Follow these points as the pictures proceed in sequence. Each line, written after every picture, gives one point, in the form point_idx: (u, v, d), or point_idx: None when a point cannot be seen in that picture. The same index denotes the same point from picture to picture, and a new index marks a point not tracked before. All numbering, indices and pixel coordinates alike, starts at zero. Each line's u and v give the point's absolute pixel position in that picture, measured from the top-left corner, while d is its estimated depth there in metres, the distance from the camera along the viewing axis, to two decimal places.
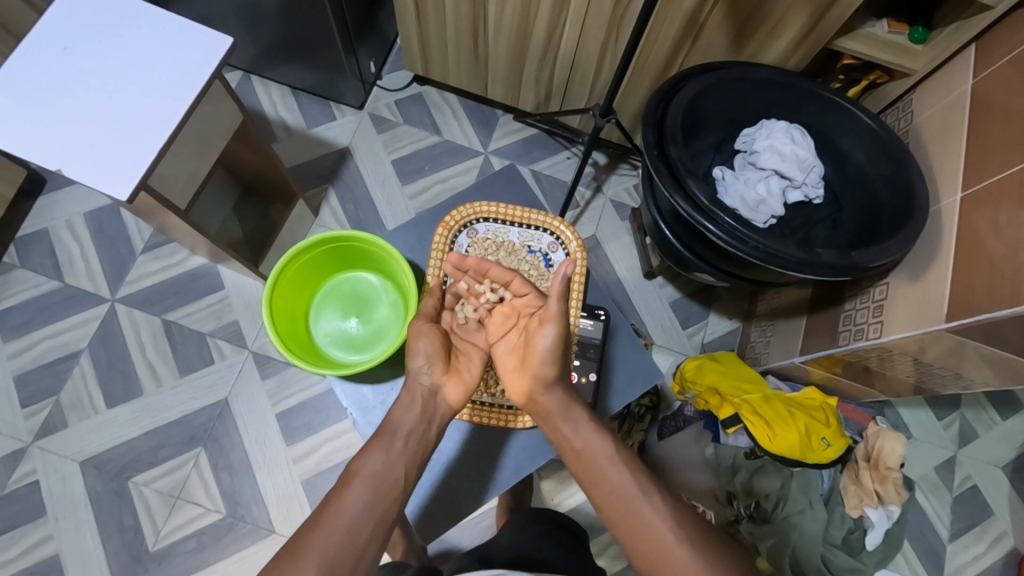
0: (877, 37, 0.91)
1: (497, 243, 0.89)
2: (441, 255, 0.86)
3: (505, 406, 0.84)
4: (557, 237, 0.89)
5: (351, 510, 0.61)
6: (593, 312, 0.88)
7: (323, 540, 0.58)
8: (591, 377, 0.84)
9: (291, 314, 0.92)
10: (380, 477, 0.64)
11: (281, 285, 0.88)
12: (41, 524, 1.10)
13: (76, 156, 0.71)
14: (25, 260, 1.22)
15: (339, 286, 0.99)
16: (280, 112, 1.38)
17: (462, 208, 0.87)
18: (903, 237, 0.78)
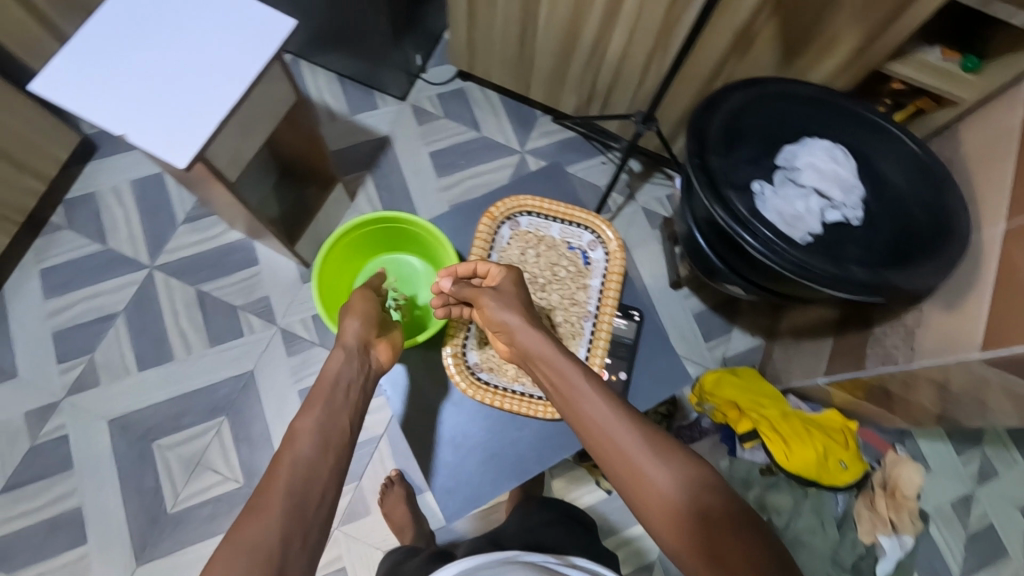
0: (928, 62, 0.91)
1: (538, 237, 0.91)
2: (484, 245, 0.88)
3: (534, 396, 0.86)
4: (597, 236, 0.91)
5: (296, 463, 0.57)
6: (628, 312, 0.90)
7: (267, 504, 0.52)
8: (621, 376, 0.85)
9: (337, 287, 0.95)
10: (322, 432, 0.61)
11: (331, 260, 0.91)
12: (67, 477, 1.14)
13: (139, 121, 0.74)
14: (71, 221, 1.27)
15: (384, 267, 1.02)
16: (325, 97, 1.41)
17: (506, 201, 0.89)
18: (939, 262, 0.79)
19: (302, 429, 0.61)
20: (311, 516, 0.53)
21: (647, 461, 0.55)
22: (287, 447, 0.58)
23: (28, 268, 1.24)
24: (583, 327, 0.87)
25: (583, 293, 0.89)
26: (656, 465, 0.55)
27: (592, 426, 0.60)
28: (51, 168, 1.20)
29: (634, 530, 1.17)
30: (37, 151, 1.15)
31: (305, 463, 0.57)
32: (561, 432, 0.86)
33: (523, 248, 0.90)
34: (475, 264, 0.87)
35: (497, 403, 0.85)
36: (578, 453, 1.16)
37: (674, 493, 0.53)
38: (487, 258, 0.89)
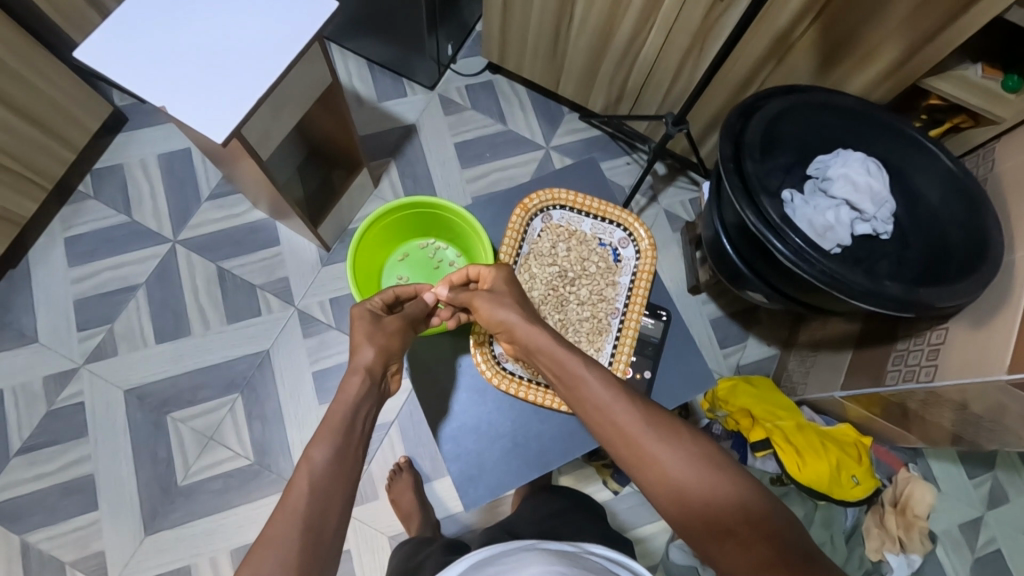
0: (968, 80, 0.89)
1: (570, 232, 0.91)
2: (515, 236, 0.87)
3: None
4: (629, 233, 0.90)
5: (312, 492, 0.54)
6: (655, 311, 0.88)
7: (282, 538, 0.50)
8: (646, 374, 0.85)
9: (368, 269, 0.96)
10: (335, 465, 0.58)
11: (365, 242, 0.92)
12: (82, 443, 1.15)
13: (179, 94, 0.74)
14: (98, 191, 1.28)
15: (414, 251, 1.03)
16: (354, 82, 1.41)
17: (541, 193, 0.88)
18: (974, 281, 0.77)
19: (316, 459, 0.57)
20: (326, 551, 0.52)
21: (654, 450, 0.56)
22: (299, 475, 0.56)
23: (53, 235, 1.25)
24: (611, 324, 0.88)
25: (611, 290, 0.90)
26: (667, 453, 0.56)
27: (603, 418, 0.61)
28: (81, 137, 1.21)
29: (639, 532, 1.17)
30: (69, 120, 1.16)
31: (317, 497, 0.54)
32: (575, 431, 0.85)
33: (555, 242, 0.90)
34: (507, 254, 0.87)
35: (522, 395, 0.85)
36: (588, 451, 1.17)
37: (682, 480, 0.54)
38: (519, 249, 0.88)
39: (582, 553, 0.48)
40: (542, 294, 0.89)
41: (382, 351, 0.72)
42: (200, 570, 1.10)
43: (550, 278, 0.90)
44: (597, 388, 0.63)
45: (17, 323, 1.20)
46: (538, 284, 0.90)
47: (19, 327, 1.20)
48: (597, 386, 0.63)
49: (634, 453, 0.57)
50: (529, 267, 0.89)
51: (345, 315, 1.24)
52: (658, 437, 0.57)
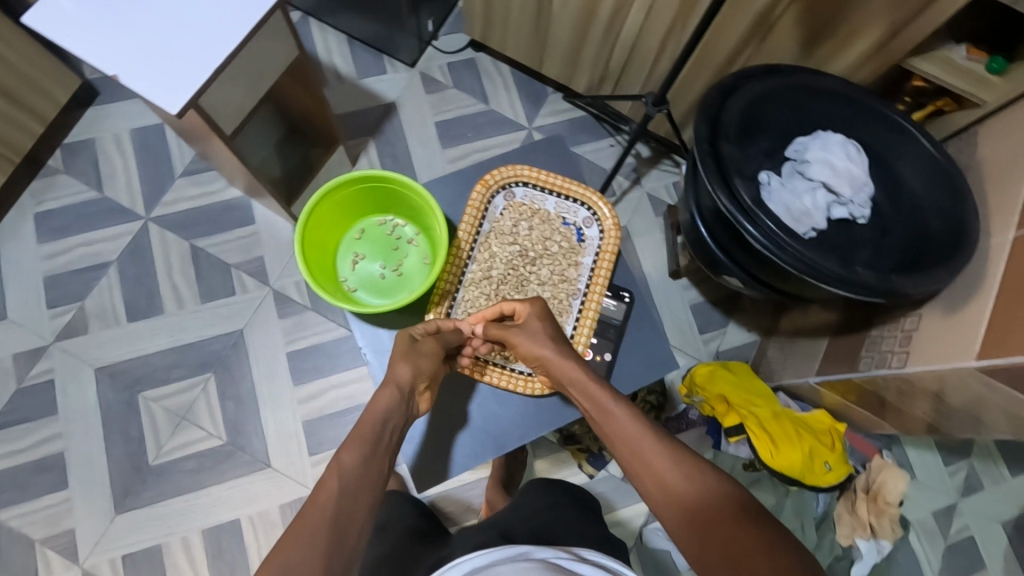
0: (953, 61, 0.87)
1: (533, 210, 0.90)
2: (476, 214, 0.87)
3: (515, 369, 0.88)
4: (593, 212, 0.89)
5: (338, 491, 0.54)
6: (618, 293, 0.87)
7: (313, 536, 0.48)
8: (606, 357, 0.84)
9: (321, 241, 0.93)
10: (364, 471, 0.57)
11: (320, 212, 0.88)
12: (52, 422, 1.14)
13: (134, 63, 0.72)
14: (69, 166, 1.25)
15: (372, 228, 1.00)
16: (334, 58, 1.38)
17: (503, 169, 0.87)
18: (949, 270, 0.76)
19: (346, 462, 0.57)
20: (351, 557, 0.50)
21: (668, 467, 0.57)
22: (329, 475, 0.55)
23: (24, 210, 1.23)
24: (572, 305, 0.87)
25: (572, 271, 0.89)
26: (673, 470, 0.56)
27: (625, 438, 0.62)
28: (51, 110, 1.18)
29: (611, 515, 1.17)
30: (36, 91, 1.13)
31: (345, 499, 0.53)
32: (547, 411, 0.88)
33: (517, 220, 0.89)
34: (465, 233, 0.86)
35: (478, 373, 0.87)
36: (563, 435, 1.17)
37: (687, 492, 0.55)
38: (479, 227, 0.88)
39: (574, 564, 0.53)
40: (502, 272, 0.89)
41: (419, 370, 0.72)
42: (173, 549, 1.10)
43: (511, 257, 0.90)
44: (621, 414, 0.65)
45: None
46: (498, 263, 0.89)
47: None
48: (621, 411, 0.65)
49: (649, 469, 0.58)
50: (490, 246, 0.89)
51: (321, 295, 1.22)
52: (671, 456, 0.58)
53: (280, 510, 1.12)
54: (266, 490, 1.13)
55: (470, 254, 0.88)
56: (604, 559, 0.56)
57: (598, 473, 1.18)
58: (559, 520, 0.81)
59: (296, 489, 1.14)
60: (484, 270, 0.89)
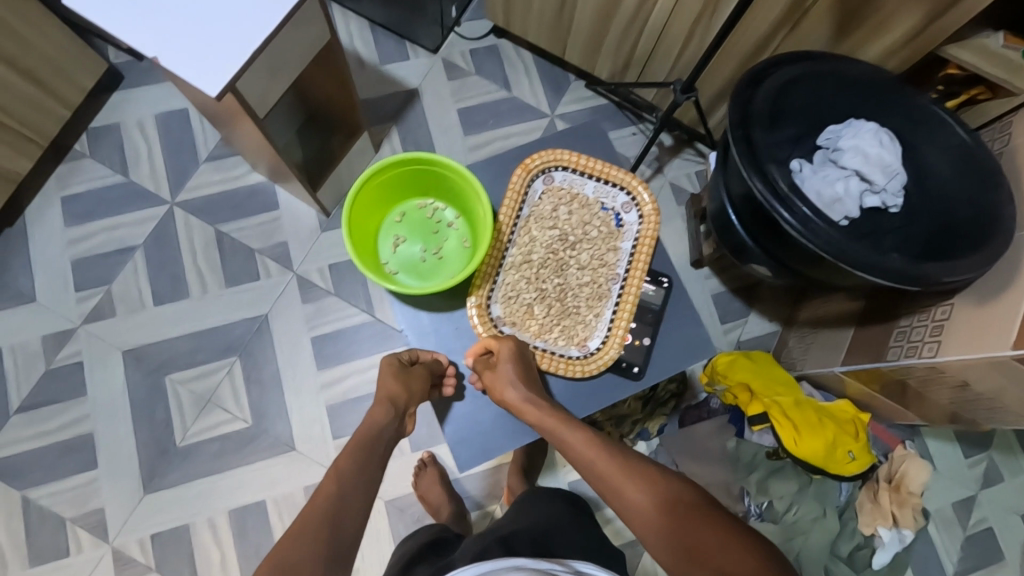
0: (989, 49, 0.85)
1: (572, 194, 0.90)
2: (516, 198, 0.87)
3: (556, 353, 0.85)
4: (632, 197, 0.89)
5: (332, 492, 0.61)
6: (657, 278, 0.89)
7: (312, 529, 0.56)
8: (645, 341, 0.86)
9: (364, 224, 0.93)
10: (358, 474, 0.64)
11: (363, 196, 0.88)
12: (81, 403, 1.15)
13: (173, 45, 0.72)
14: (94, 150, 1.26)
15: (412, 211, 1.00)
16: (356, 43, 1.37)
17: (543, 153, 0.87)
18: (981, 256, 0.75)
19: (341, 467, 0.64)
20: (342, 545, 0.56)
21: (637, 488, 0.62)
22: (326, 480, 0.63)
23: (50, 194, 1.24)
24: (611, 289, 0.88)
25: (611, 255, 0.89)
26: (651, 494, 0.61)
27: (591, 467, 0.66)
28: (76, 94, 1.18)
29: None
30: (63, 76, 1.14)
31: (339, 498, 0.60)
32: (578, 396, 0.85)
33: (556, 205, 0.90)
34: (506, 216, 0.87)
35: None
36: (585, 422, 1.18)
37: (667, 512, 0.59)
38: (519, 211, 0.88)
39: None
40: (543, 256, 0.89)
41: (410, 391, 0.77)
42: (198, 529, 1.11)
43: (551, 241, 0.90)
44: (582, 443, 0.68)
45: (14, 283, 1.20)
46: (538, 247, 0.90)
47: (16, 286, 1.19)
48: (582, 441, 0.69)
49: (619, 493, 0.62)
50: (530, 230, 0.89)
51: (343, 282, 1.23)
52: (640, 474, 0.63)
53: (304, 492, 1.14)
54: (290, 473, 1.14)
55: (510, 238, 0.89)
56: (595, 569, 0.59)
57: None
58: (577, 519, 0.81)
59: (319, 472, 1.15)
60: (524, 254, 0.89)
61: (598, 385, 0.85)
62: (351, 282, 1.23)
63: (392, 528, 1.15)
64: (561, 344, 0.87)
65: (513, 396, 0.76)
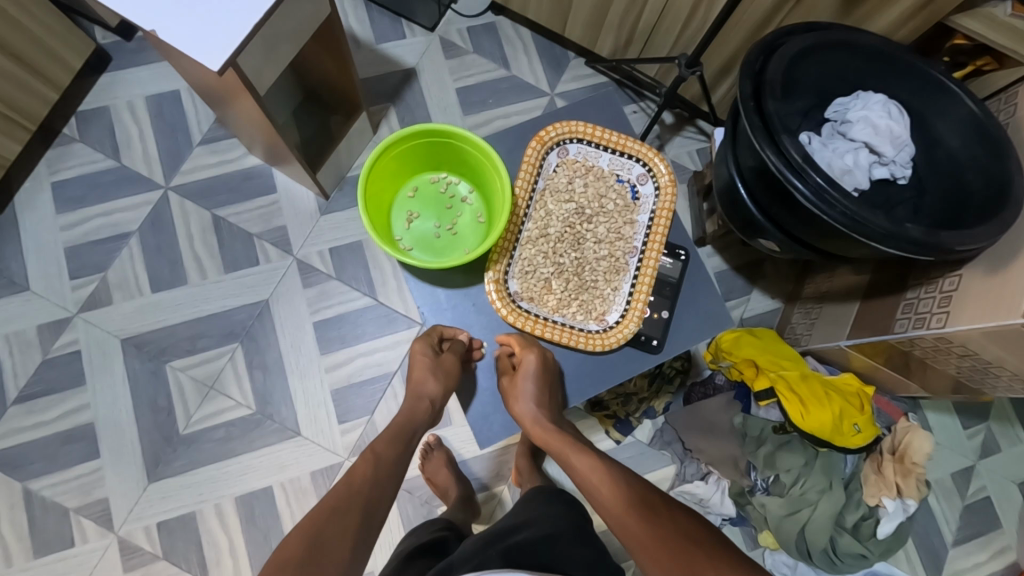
0: (997, 18, 0.84)
1: (586, 167, 0.89)
2: (531, 170, 0.86)
3: (575, 327, 0.85)
4: (648, 169, 0.88)
5: (369, 474, 0.67)
6: (674, 251, 0.89)
7: (345, 505, 0.62)
8: (663, 315, 0.86)
9: (379, 198, 0.91)
10: (393, 464, 0.71)
11: (377, 170, 0.86)
12: (80, 393, 1.13)
13: (171, 18, 0.69)
14: (84, 134, 1.22)
15: (424, 185, 0.98)
16: (350, 22, 1.34)
17: (558, 126, 0.86)
18: (994, 226, 0.75)
19: (376, 452, 0.71)
20: (373, 525, 0.62)
21: (636, 519, 0.63)
22: (364, 460, 0.69)
23: (40, 180, 1.21)
24: (629, 262, 0.88)
25: (629, 228, 0.88)
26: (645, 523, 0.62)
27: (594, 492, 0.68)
28: (65, 76, 1.15)
29: None
30: (50, 56, 1.10)
31: (373, 481, 0.66)
32: (597, 368, 0.85)
33: (571, 177, 0.89)
34: (522, 189, 0.86)
35: (538, 331, 0.84)
36: (591, 402, 1.18)
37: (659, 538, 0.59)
38: (534, 184, 0.87)
39: None
40: (560, 230, 0.89)
41: (445, 386, 0.80)
42: (205, 516, 1.11)
43: (567, 215, 0.89)
44: (589, 468, 0.71)
45: (6, 270, 1.17)
46: (555, 221, 0.89)
47: (9, 274, 1.17)
48: (590, 468, 0.71)
49: (621, 524, 0.63)
50: (545, 203, 0.89)
51: (345, 265, 1.21)
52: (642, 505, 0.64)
53: (311, 476, 1.13)
54: (296, 458, 1.14)
55: (526, 213, 0.88)
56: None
57: (625, 439, 1.20)
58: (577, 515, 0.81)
59: (326, 456, 1.14)
60: (541, 228, 0.88)
61: (615, 360, 0.85)
62: (352, 265, 1.22)
63: (400, 510, 1.15)
64: (579, 318, 0.86)
65: (523, 414, 0.78)
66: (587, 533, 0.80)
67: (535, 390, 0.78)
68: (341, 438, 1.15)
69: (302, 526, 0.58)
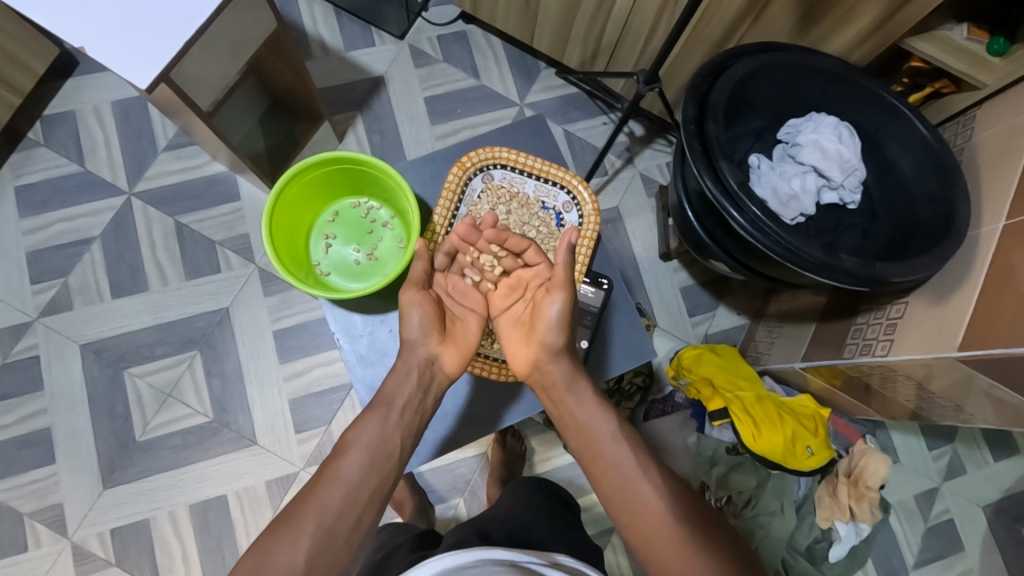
0: (952, 42, 0.83)
1: (511, 193, 0.88)
2: (452, 196, 0.85)
3: (490, 357, 0.82)
4: (573, 197, 0.88)
5: (343, 474, 0.62)
6: (597, 280, 0.88)
7: (312, 510, 0.59)
8: (583, 344, 0.85)
9: (292, 224, 0.91)
10: (355, 487, 0.61)
11: (287, 198, 0.86)
12: (38, 397, 1.14)
13: (101, 33, 0.69)
14: (49, 138, 1.22)
15: (344, 210, 0.98)
16: (320, 29, 1.33)
17: (481, 151, 0.85)
18: (935, 256, 0.74)
19: (355, 444, 0.65)
20: (342, 538, 0.58)
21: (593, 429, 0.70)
22: (338, 457, 0.64)
23: (4, 183, 1.21)
24: None
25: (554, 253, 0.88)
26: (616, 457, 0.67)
27: (631, 517, 0.63)
28: (28, 82, 1.15)
29: (590, 497, 1.18)
30: (12, 61, 1.10)
31: (348, 480, 0.62)
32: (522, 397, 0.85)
33: (494, 204, 0.88)
34: (440, 217, 0.85)
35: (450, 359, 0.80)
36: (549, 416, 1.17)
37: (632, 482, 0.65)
38: (455, 211, 0.86)
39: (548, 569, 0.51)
40: None
41: (425, 324, 0.75)
42: (160, 523, 1.11)
43: None
44: (630, 472, 0.66)
45: None
46: None
47: None
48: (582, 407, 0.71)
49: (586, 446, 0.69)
50: None
51: None
52: (688, 522, 0.62)
53: (266, 486, 1.13)
54: (252, 467, 1.14)
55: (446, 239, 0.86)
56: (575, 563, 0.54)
57: None
58: (537, 525, 0.78)
59: (282, 466, 1.14)
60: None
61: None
62: None
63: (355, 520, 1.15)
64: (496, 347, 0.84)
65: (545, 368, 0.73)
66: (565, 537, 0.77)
67: (564, 302, 0.72)
68: (298, 447, 1.15)
69: (259, 541, 0.57)
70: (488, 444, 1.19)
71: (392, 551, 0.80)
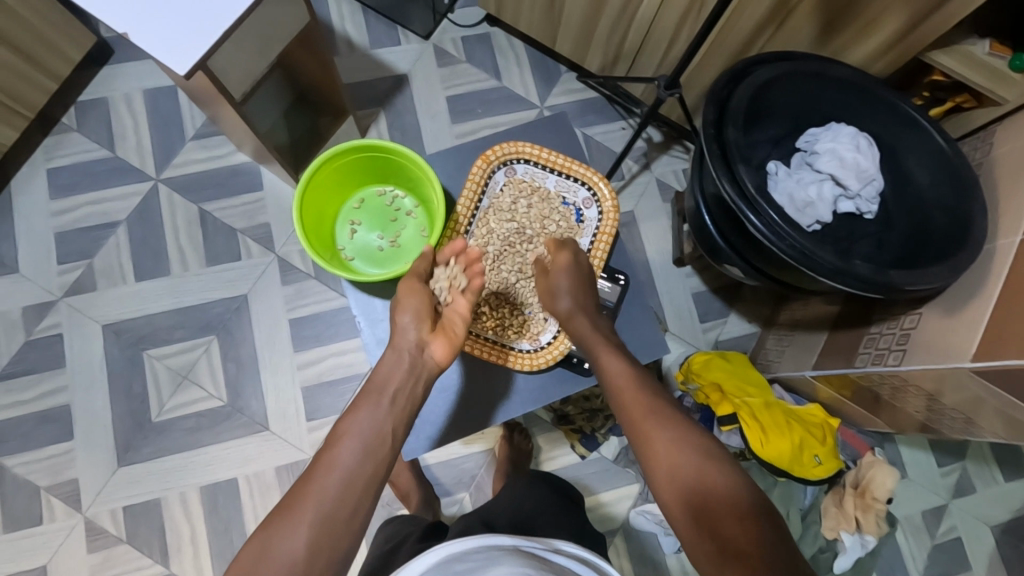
0: (973, 56, 0.84)
1: (533, 187, 0.90)
2: (475, 189, 0.87)
3: (504, 345, 0.86)
4: (593, 193, 0.90)
5: (337, 462, 0.61)
6: (614, 275, 0.90)
7: (305, 502, 0.58)
8: None
9: (320, 209, 0.93)
10: (352, 473, 0.61)
11: (315, 183, 0.88)
12: (59, 374, 1.17)
13: (144, 20, 0.71)
14: (81, 123, 1.26)
15: (369, 198, 1.00)
16: (347, 26, 1.36)
17: (505, 145, 0.87)
18: (948, 266, 0.75)
19: (352, 432, 0.65)
20: (339, 529, 0.57)
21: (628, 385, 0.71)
22: (333, 446, 0.64)
23: (36, 165, 1.24)
24: None
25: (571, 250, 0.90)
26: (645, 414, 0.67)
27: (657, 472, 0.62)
28: (64, 68, 1.19)
29: (595, 497, 1.19)
30: (50, 47, 1.14)
31: (344, 469, 0.61)
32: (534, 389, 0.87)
33: (517, 197, 0.90)
34: (463, 208, 0.87)
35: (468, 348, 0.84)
36: (557, 415, 1.18)
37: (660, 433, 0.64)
38: (478, 203, 0.88)
39: (549, 553, 0.52)
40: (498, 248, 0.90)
41: (416, 317, 0.75)
42: (170, 504, 1.13)
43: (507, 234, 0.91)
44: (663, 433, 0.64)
45: None
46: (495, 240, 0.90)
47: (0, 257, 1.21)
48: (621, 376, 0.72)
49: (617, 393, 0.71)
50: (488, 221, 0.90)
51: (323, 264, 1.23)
52: (707, 487, 0.58)
53: (276, 471, 1.15)
54: (263, 452, 1.16)
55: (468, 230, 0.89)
56: (580, 550, 0.54)
57: (590, 454, 1.19)
58: (543, 517, 0.79)
59: (292, 453, 1.16)
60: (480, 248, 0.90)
61: (552, 377, 0.88)
62: None
63: None
64: (511, 337, 0.88)
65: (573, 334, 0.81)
66: (566, 525, 0.79)
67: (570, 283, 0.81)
68: (309, 435, 1.17)
69: (259, 533, 0.56)
70: (496, 440, 1.20)
71: (399, 540, 0.82)
